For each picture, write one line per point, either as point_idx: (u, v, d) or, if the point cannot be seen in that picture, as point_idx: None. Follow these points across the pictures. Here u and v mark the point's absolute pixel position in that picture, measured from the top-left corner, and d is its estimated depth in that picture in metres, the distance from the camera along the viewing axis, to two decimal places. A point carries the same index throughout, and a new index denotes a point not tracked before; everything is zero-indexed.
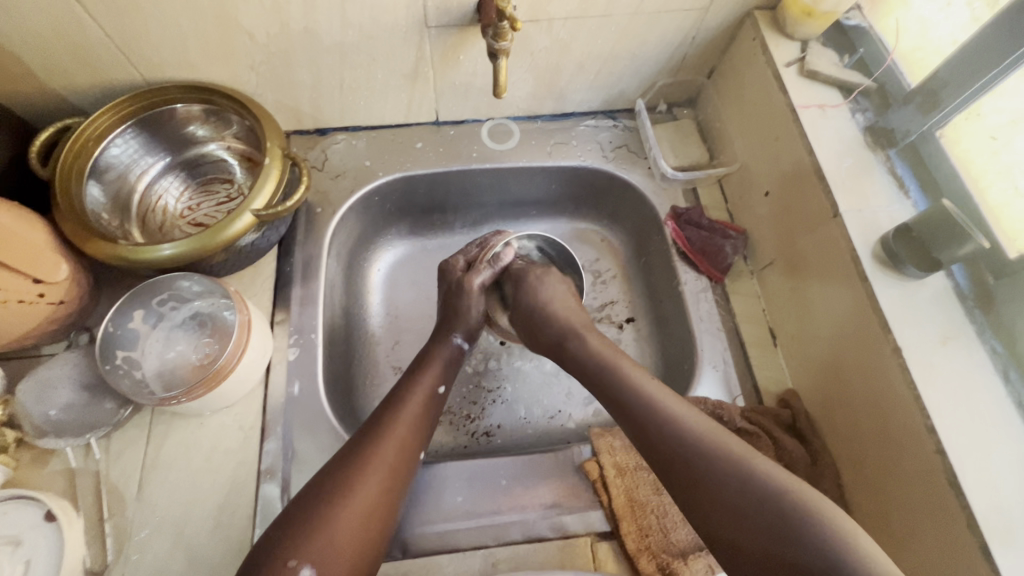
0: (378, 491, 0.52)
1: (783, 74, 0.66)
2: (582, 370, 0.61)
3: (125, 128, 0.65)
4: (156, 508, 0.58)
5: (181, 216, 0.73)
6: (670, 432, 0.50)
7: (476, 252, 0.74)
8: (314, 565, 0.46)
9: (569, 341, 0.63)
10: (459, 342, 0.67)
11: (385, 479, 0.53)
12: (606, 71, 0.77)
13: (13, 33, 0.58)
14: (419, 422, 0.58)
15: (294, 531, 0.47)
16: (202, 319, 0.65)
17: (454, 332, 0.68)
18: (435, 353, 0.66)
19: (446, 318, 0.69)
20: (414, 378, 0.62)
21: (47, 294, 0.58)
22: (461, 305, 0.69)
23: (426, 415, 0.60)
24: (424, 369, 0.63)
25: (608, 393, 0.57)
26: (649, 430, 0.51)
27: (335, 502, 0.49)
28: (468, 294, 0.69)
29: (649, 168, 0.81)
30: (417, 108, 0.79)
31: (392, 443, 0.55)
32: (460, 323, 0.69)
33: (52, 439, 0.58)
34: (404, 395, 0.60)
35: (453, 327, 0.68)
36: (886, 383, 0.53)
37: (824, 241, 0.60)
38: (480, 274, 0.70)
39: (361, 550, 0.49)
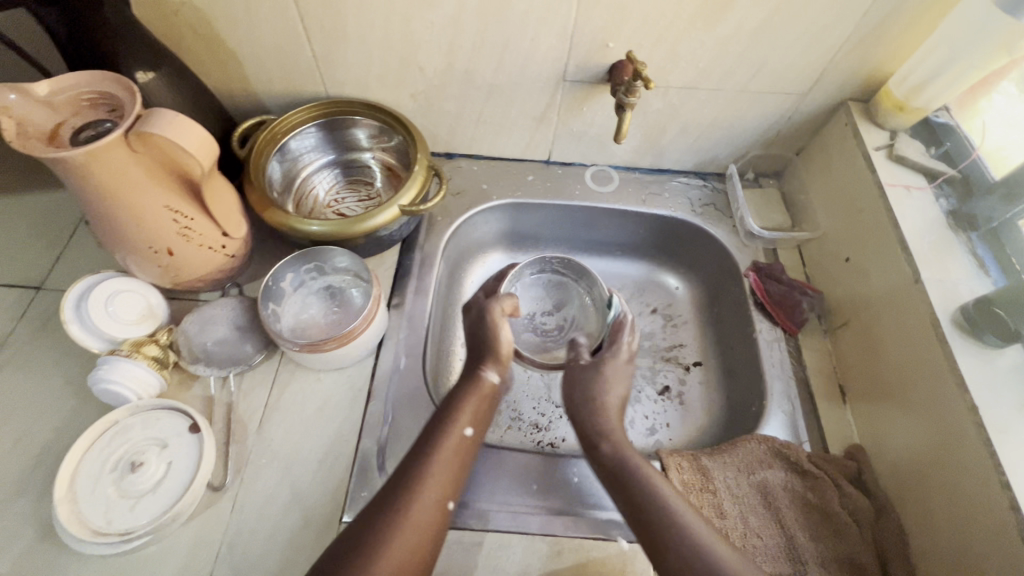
0: (410, 553, 0.52)
1: (873, 156, 0.74)
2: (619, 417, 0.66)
3: (307, 128, 0.80)
4: (271, 442, 0.66)
5: (327, 206, 0.86)
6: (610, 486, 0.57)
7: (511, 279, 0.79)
8: None
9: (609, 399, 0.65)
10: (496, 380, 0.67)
11: (416, 542, 0.52)
12: (705, 136, 0.87)
13: (249, 45, 0.75)
14: (448, 473, 0.58)
15: None
16: (333, 291, 0.76)
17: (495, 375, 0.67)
18: (468, 390, 0.65)
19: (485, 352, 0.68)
20: (444, 424, 0.61)
21: (227, 247, 0.70)
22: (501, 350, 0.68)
23: (455, 463, 0.59)
24: (453, 415, 0.62)
25: (627, 491, 0.56)
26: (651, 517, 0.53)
27: (363, 568, 0.49)
28: (497, 327, 0.68)
29: (734, 226, 0.89)
30: (535, 147, 0.91)
31: (417, 508, 0.54)
32: (494, 360, 0.67)
33: (201, 366, 0.68)
34: (434, 444, 0.59)
35: (485, 362, 0.67)
36: (959, 440, 0.56)
37: (903, 308, 0.65)
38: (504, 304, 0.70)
39: None
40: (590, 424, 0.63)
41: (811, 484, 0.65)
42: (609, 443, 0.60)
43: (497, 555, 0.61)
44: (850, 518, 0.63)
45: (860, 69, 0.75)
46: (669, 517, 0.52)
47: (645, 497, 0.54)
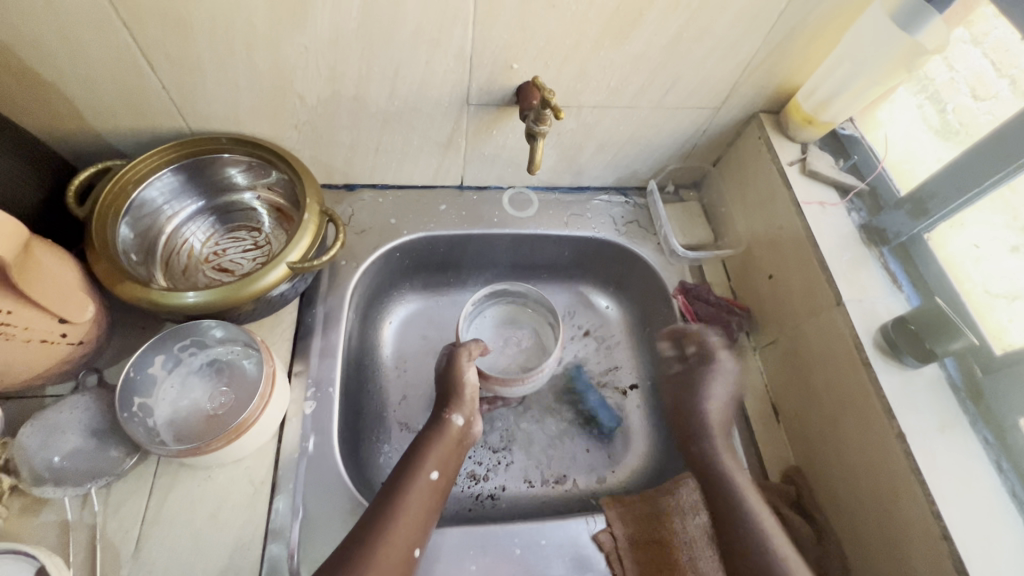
0: None
1: (788, 172, 0.73)
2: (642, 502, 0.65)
3: (165, 173, 0.67)
4: (153, 566, 0.55)
5: (205, 261, 0.73)
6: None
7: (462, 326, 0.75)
8: None
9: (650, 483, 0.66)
10: (436, 476, 0.61)
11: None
12: (623, 153, 0.83)
13: (74, 80, 0.60)
14: (416, 517, 0.57)
15: None
16: (219, 366, 0.65)
17: (434, 469, 0.61)
18: (435, 434, 0.64)
19: (428, 442, 0.63)
20: (415, 461, 0.61)
21: (69, 335, 0.56)
22: (438, 435, 0.64)
23: (427, 505, 0.59)
24: (423, 455, 0.62)
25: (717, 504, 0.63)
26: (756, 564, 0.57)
27: None
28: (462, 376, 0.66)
29: (659, 245, 0.86)
30: (444, 173, 0.83)
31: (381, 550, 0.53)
32: (457, 402, 0.66)
33: (50, 488, 0.55)
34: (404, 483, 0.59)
35: (452, 406, 0.66)
36: (889, 465, 0.56)
37: (826, 328, 0.65)
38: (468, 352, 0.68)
39: None
40: (686, 431, 0.70)
41: None
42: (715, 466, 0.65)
43: None
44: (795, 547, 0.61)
45: (769, 83, 0.73)
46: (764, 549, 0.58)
47: (739, 519, 0.60)
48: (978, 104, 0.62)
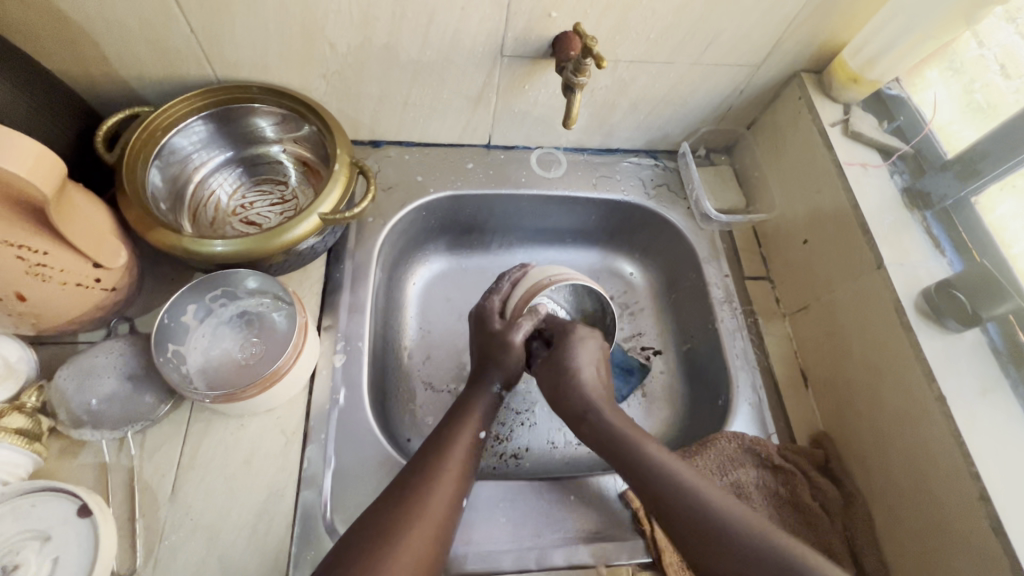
0: (431, 538, 0.50)
1: (829, 133, 0.71)
2: (600, 443, 0.61)
3: (194, 121, 0.66)
4: (190, 509, 0.56)
5: (232, 213, 0.73)
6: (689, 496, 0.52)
7: (508, 291, 0.70)
8: None
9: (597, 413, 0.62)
10: (481, 435, 0.60)
11: (435, 527, 0.51)
12: (656, 113, 0.81)
13: (103, 22, 0.59)
14: (465, 467, 0.57)
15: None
16: (249, 318, 0.65)
17: (479, 428, 0.60)
18: (473, 399, 0.63)
19: (468, 404, 0.63)
20: (459, 421, 0.60)
21: (103, 280, 0.56)
22: (479, 397, 0.64)
23: (472, 458, 0.58)
24: (466, 413, 0.61)
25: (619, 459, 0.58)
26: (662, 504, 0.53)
27: (382, 553, 0.47)
28: (512, 347, 0.65)
29: (689, 209, 0.84)
30: (472, 131, 0.81)
31: (435, 496, 0.52)
32: (499, 370, 0.65)
33: (87, 431, 0.56)
34: (452, 436, 0.58)
35: (494, 373, 0.65)
36: (926, 428, 0.56)
37: (865, 292, 0.64)
38: (521, 328, 0.66)
39: None
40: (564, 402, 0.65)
41: (783, 479, 0.64)
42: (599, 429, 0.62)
43: None
44: (821, 509, 0.62)
45: (815, 39, 0.70)
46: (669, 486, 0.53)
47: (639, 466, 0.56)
48: (1009, 64, 0.63)
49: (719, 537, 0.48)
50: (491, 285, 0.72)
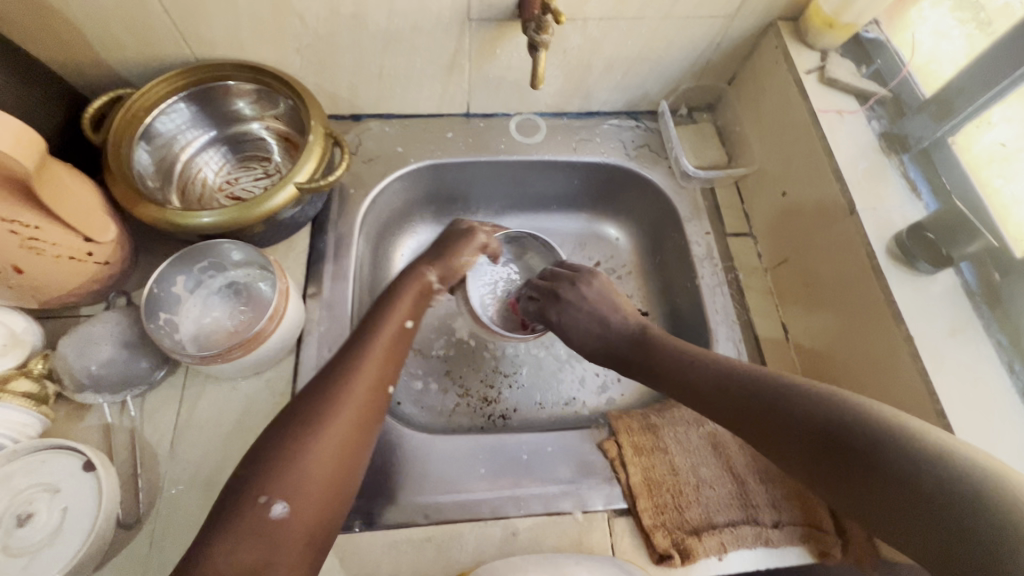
0: (350, 427, 0.50)
1: (805, 80, 0.70)
2: (611, 359, 0.68)
3: (175, 100, 0.68)
4: (188, 464, 0.59)
5: (219, 189, 0.76)
6: (719, 380, 0.55)
7: (487, 221, 0.77)
8: (286, 502, 0.45)
9: (609, 340, 0.68)
10: (408, 323, 0.62)
11: (356, 418, 0.51)
12: (633, 72, 0.80)
13: (78, 8, 0.61)
14: (386, 359, 0.57)
15: (265, 469, 0.46)
16: (237, 288, 0.68)
17: (408, 316, 0.62)
18: (403, 286, 0.65)
19: (399, 292, 0.64)
20: (383, 310, 0.61)
21: (94, 254, 0.59)
22: (410, 284, 0.66)
23: (395, 351, 0.58)
24: (393, 305, 0.62)
25: (656, 367, 0.62)
26: (693, 384, 0.57)
27: (300, 442, 0.48)
28: (468, 237, 0.72)
29: (670, 167, 0.84)
30: (450, 100, 0.82)
31: (352, 387, 0.52)
32: (441, 265, 0.69)
33: (90, 394, 0.59)
34: (374, 329, 0.58)
35: (433, 264, 0.69)
36: (896, 371, 0.56)
37: (839, 239, 0.64)
38: (486, 229, 0.75)
39: (328, 488, 0.47)
40: (597, 345, 0.68)
41: None
42: (615, 337, 0.67)
43: (449, 547, 0.58)
44: None
45: None
46: (690, 369, 0.59)
47: (676, 367, 0.60)
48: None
49: (760, 406, 0.51)
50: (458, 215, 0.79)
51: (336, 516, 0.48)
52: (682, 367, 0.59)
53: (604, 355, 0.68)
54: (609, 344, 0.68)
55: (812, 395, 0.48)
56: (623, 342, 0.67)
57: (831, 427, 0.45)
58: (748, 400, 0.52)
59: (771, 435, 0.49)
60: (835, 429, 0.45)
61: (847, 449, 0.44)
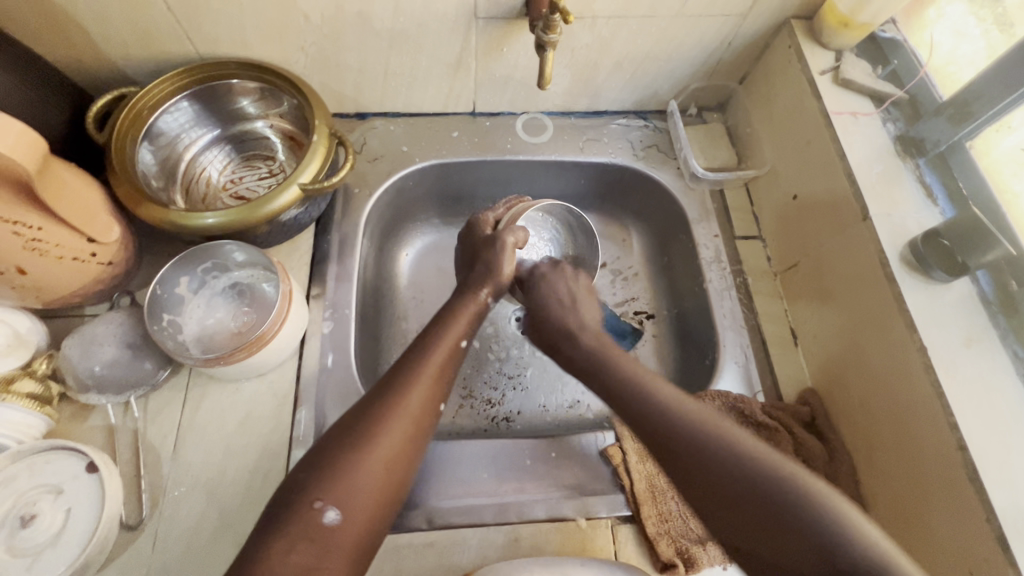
0: (405, 441, 0.48)
1: (818, 80, 0.68)
2: (607, 390, 0.53)
3: (179, 99, 0.68)
4: (190, 466, 0.59)
5: (223, 188, 0.75)
6: (694, 431, 0.45)
7: (502, 213, 0.73)
8: (339, 509, 0.43)
9: (577, 337, 0.59)
10: (464, 342, 0.57)
11: (410, 434, 0.48)
12: (642, 71, 0.79)
13: (82, 7, 0.60)
14: (442, 374, 0.53)
15: (320, 472, 0.44)
16: (241, 289, 0.67)
17: (465, 334, 0.57)
18: (460, 307, 0.60)
19: (453, 312, 0.59)
20: (441, 328, 0.57)
21: (98, 255, 0.59)
22: (468, 304, 0.60)
23: (451, 366, 0.55)
24: (453, 318, 0.58)
25: (602, 384, 0.54)
26: (639, 409, 0.49)
27: (358, 451, 0.45)
28: (500, 247, 0.65)
29: (678, 168, 0.82)
30: (456, 99, 0.81)
31: (410, 400, 0.49)
32: (490, 282, 0.63)
33: (94, 394, 0.59)
34: (434, 340, 0.55)
35: (482, 282, 0.63)
36: (909, 382, 0.55)
37: (852, 244, 0.62)
38: (514, 232, 0.67)
39: (379, 502, 0.45)
40: (548, 337, 0.62)
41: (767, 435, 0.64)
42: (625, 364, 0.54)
43: (450, 552, 0.58)
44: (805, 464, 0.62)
45: None
46: (664, 410, 0.48)
47: (620, 387, 0.52)
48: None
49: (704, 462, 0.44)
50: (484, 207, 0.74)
51: (382, 530, 0.46)
52: (626, 383, 0.52)
53: (544, 344, 0.62)
54: (559, 335, 0.61)
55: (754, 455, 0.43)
56: (588, 344, 0.58)
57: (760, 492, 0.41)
58: (672, 434, 0.46)
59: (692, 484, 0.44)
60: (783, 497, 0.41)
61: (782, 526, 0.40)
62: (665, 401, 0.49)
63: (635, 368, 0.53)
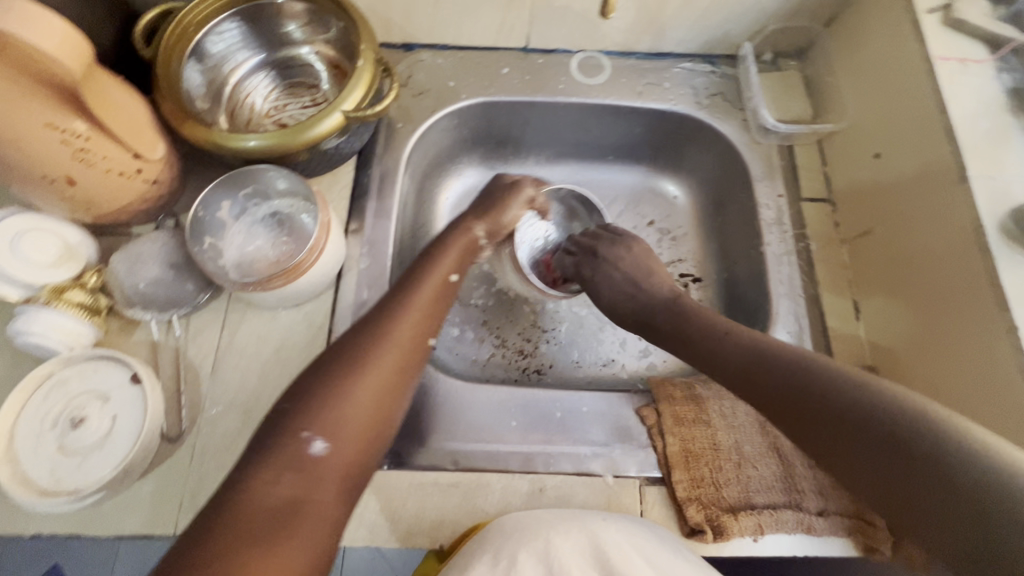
0: (392, 373, 0.48)
1: (924, 21, 0.60)
2: (676, 330, 0.62)
3: (225, 17, 0.65)
4: (228, 387, 0.61)
5: (266, 116, 0.73)
6: (794, 367, 0.50)
7: (518, 166, 0.73)
8: (326, 438, 0.43)
9: (656, 311, 0.65)
10: (453, 279, 0.59)
11: (397, 362, 0.49)
12: (715, 7, 0.72)
13: None
14: (429, 311, 0.54)
15: (305, 403, 0.44)
16: (281, 219, 0.66)
17: (452, 270, 0.59)
18: (453, 239, 0.63)
19: (442, 246, 0.61)
20: (429, 263, 0.59)
21: (143, 172, 0.59)
22: (458, 238, 0.63)
23: (439, 303, 0.56)
24: (439, 254, 0.60)
25: (688, 332, 0.61)
26: (722, 357, 0.56)
27: (345, 382, 0.46)
28: (518, 196, 0.68)
29: (745, 120, 0.76)
30: (508, 31, 0.76)
31: (396, 333, 0.50)
32: (488, 220, 0.66)
33: (139, 310, 0.61)
34: (419, 279, 0.56)
35: (478, 219, 0.65)
36: (991, 364, 0.49)
37: (942, 209, 0.56)
38: (530, 184, 0.70)
39: (369, 427, 0.46)
40: (637, 316, 0.67)
41: None
42: (664, 313, 0.64)
43: (474, 494, 0.57)
44: None
45: None
46: (768, 356, 0.53)
47: (721, 344, 0.57)
48: None
49: (782, 377, 0.51)
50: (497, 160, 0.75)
51: (373, 458, 0.46)
52: (705, 330, 0.59)
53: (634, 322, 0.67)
54: (645, 312, 0.66)
55: (868, 391, 0.45)
56: (666, 297, 0.66)
57: (848, 412, 0.45)
58: (769, 370, 0.52)
59: (806, 428, 0.48)
60: (888, 429, 0.43)
61: (911, 458, 0.41)
62: (766, 345, 0.54)
63: (714, 318, 0.60)
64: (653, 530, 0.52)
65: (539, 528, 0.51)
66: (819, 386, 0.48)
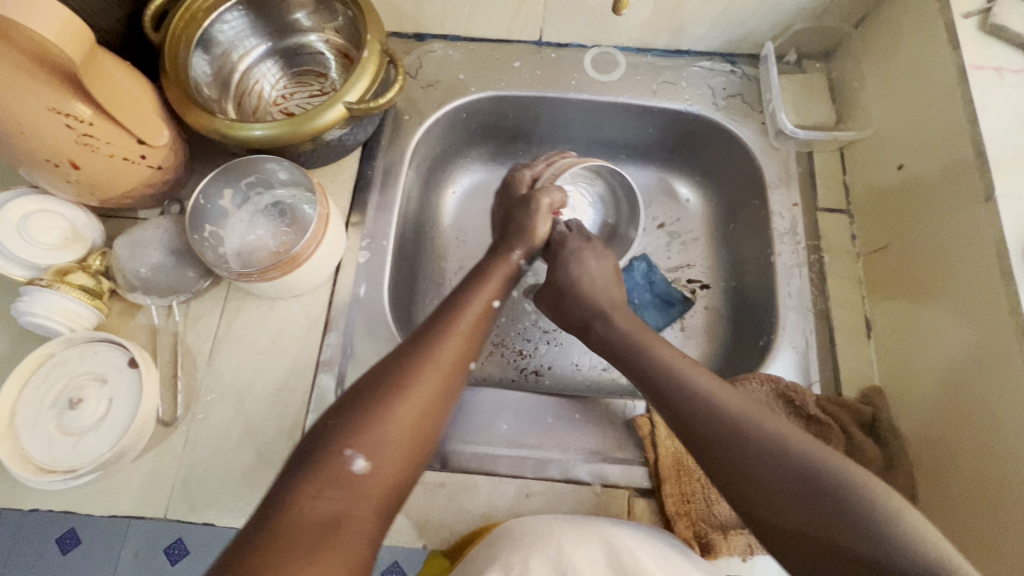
0: (432, 397, 0.48)
1: (959, 25, 0.56)
2: (611, 347, 0.59)
3: (234, 3, 0.65)
4: (223, 375, 0.61)
5: (274, 104, 0.73)
6: (726, 422, 0.46)
7: (542, 169, 0.71)
8: (367, 457, 0.43)
9: (610, 316, 0.60)
10: (495, 305, 0.58)
11: (438, 387, 0.49)
12: (737, 4, 0.68)
13: None
14: (471, 336, 0.54)
15: (350, 420, 0.45)
16: (282, 208, 0.66)
17: (494, 296, 0.58)
18: (494, 268, 0.61)
19: (483, 275, 0.60)
20: (474, 286, 0.58)
21: (147, 158, 0.59)
22: (500, 266, 0.62)
23: (481, 330, 0.56)
24: (485, 279, 0.59)
25: (633, 366, 0.55)
26: (675, 398, 0.50)
27: (388, 402, 0.46)
28: (535, 208, 0.66)
29: (763, 124, 0.73)
30: (521, 24, 0.74)
31: (438, 357, 0.50)
32: (522, 243, 0.64)
33: (140, 294, 0.62)
34: (464, 302, 0.56)
35: (516, 243, 0.64)
36: (1005, 397, 0.47)
37: (965, 230, 0.52)
38: (550, 193, 0.67)
39: (408, 451, 0.46)
40: (582, 315, 0.62)
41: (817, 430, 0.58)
42: (614, 325, 0.60)
43: (460, 496, 0.57)
44: None
45: None
46: (697, 397, 0.49)
47: (659, 375, 0.52)
48: None
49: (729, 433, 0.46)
50: (524, 162, 0.74)
51: (409, 483, 0.46)
52: (650, 361, 0.54)
53: (578, 322, 0.63)
54: (588, 310, 0.62)
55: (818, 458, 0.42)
56: (621, 325, 0.59)
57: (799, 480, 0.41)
58: (710, 415, 0.47)
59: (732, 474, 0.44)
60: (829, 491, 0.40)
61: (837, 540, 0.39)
62: (699, 383, 0.50)
63: (669, 354, 0.54)
64: (650, 531, 0.52)
65: (547, 534, 0.49)
66: (736, 427, 0.45)
